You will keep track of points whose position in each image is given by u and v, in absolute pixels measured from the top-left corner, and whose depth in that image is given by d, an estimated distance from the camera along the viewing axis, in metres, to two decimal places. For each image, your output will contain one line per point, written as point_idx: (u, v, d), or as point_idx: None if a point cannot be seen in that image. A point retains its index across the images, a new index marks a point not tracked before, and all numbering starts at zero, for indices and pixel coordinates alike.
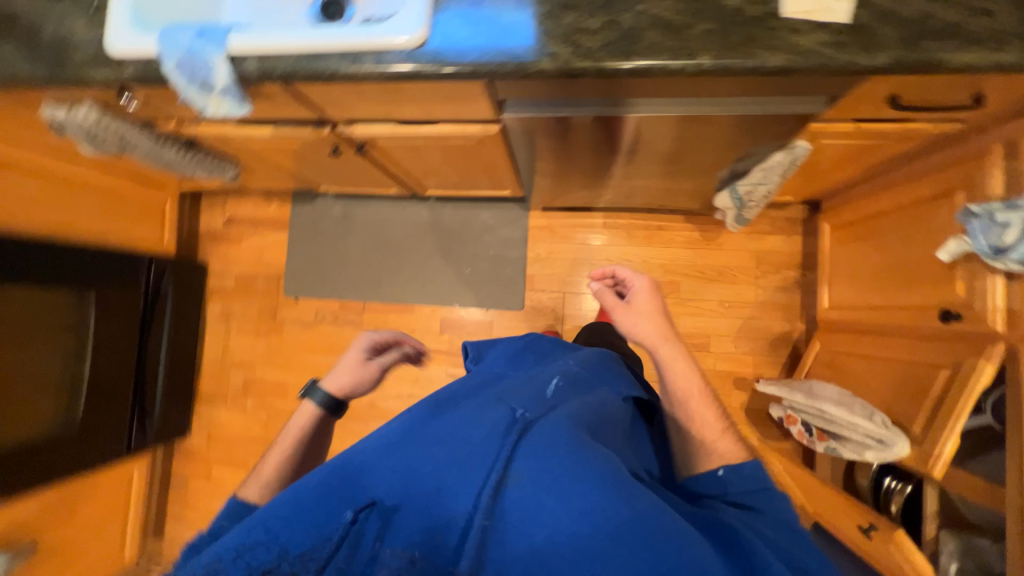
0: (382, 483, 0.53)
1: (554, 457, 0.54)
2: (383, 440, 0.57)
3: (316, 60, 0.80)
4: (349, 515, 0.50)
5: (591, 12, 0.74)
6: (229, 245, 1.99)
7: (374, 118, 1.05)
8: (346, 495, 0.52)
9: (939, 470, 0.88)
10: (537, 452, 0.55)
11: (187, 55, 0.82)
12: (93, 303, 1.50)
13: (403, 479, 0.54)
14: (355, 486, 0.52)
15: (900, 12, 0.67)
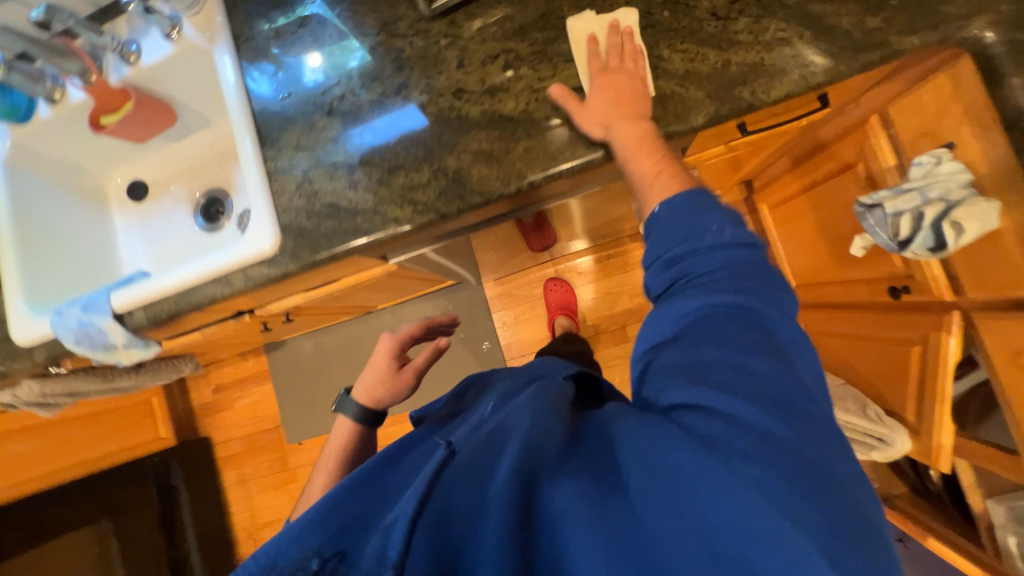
0: (349, 532, 0.51)
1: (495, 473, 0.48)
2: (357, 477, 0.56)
3: (194, 293, 0.84)
4: (315, 563, 0.47)
5: (415, 165, 0.74)
6: (224, 412, 2.03)
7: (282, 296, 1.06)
8: (308, 551, 0.49)
9: (947, 463, 0.83)
10: (475, 466, 0.50)
11: (81, 328, 0.86)
12: (112, 531, 1.54)
13: (358, 517, 0.53)
14: (318, 535, 0.50)
15: (699, 70, 0.65)
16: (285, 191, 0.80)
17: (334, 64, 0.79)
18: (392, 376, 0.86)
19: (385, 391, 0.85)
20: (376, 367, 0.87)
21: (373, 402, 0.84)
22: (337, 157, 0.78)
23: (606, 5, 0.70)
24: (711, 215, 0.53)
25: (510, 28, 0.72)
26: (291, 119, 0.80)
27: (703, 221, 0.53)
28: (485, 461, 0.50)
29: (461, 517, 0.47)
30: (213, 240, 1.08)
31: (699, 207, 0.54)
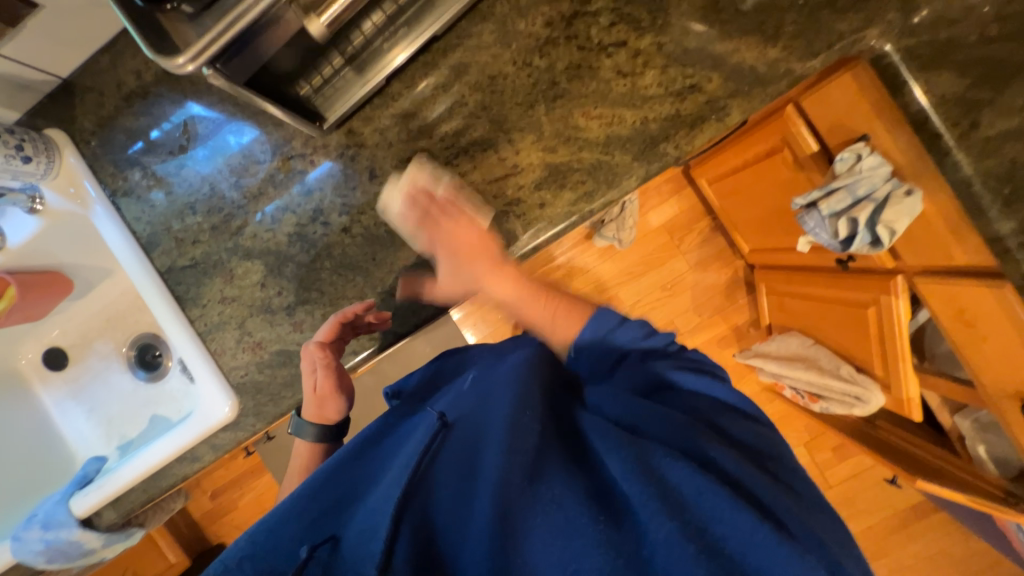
0: (348, 517, 0.47)
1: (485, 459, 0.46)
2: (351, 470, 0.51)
3: (164, 476, 0.77)
4: (303, 551, 0.43)
5: (330, 282, 0.70)
6: None
7: None
8: (301, 533, 0.45)
9: (916, 410, 0.95)
10: (471, 452, 0.49)
11: (48, 548, 0.77)
12: None
13: (347, 496, 0.49)
14: (317, 518, 0.46)
15: (620, 133, 0.63)
16: (226, 349, 0.73)
17: (233, 201, 0.72)
18: (325, 389, 0.65)
19: (330, 402, 0.66)
20: (308, 389, 0.66)
21: (322, 418, 0.66)
22: (270, 301, 0.72)
23: (507, 82, 0.65)
24: None
25: (417, 124, 0.67)
26: (203, 271, 0.73)
27: None
28: (476, 447, 0.49)
29: (445, 505, 0.46)
30: (161, 390, 0.99)
31: None
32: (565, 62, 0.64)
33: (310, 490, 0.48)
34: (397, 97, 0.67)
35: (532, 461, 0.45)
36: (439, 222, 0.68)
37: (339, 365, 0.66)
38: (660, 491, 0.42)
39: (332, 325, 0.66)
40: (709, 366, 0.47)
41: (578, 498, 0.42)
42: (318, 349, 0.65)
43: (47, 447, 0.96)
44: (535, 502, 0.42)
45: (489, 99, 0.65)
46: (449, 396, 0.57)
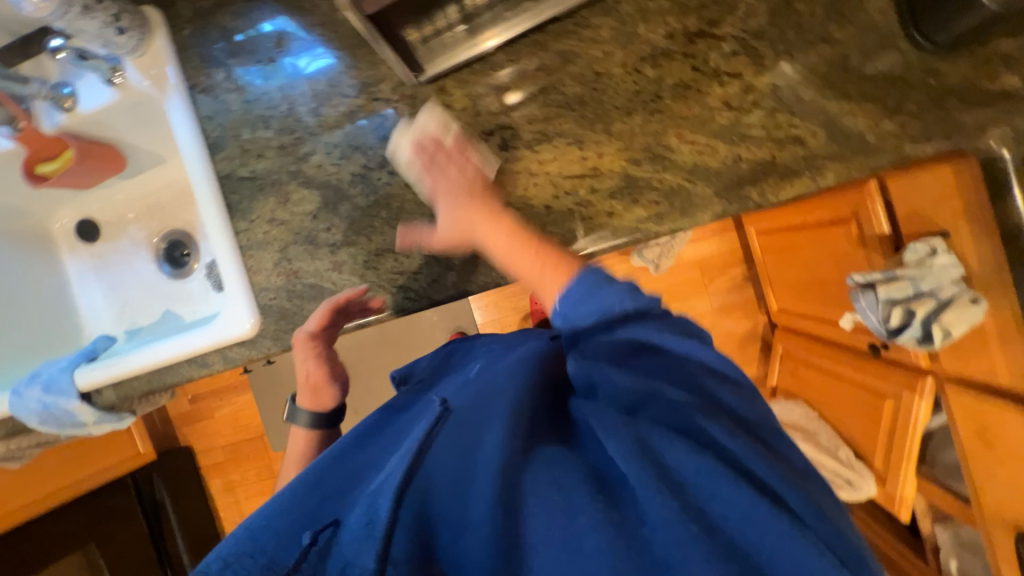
0: (347, 502, 0.48)
1: (493, 439, 0.47)
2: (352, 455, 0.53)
3: (171, 373, 0.78)
4: (305, 538, 0.45)
5: (377, 232, 0.70)
6: (203, 423, 1.98)
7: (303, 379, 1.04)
8: (300, 521, 0.46)
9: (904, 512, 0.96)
10: (475, 428, 0.49)
11: (43, 409, 0.78)
12: (101, 555, 1.55)
13: (348, 479, 0.51)
14: (316, 506, 0.48)
15: (709, 165, 0.62)
16: (262, 268, 0.73)
17: (308, 127, 0.71)
18: (317, 380, 0.79)
19: (323, 392, 0.81)
20: (302, 377, 0.79)
21: (319, 406, 0.82)
22: (318, 234, 0.71)
23: (611, 82, 0.63)
24: (612, 295, 0.48)
25: (508, 102, 0.66)
26: (260, 187, 0.72)
27: (607, 302, 0.48)
28: (484, 424, 0.49)
29: (451, 482, 0.46)
30: (182, 290, 1.00)
31: (593, 296, 0.48)
32: (676, 78, 0.62)
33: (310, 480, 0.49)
34: (497, 68, 0.66)
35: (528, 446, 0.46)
36: (498, 206, 0.67)
37: (326, 354, 0.76)
38: (644, 472, 0.41)
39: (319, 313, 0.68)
40: (645, 360, 0.47)
41: (566, 490, 0.43)
42: (307, 342, 0.72)
43: (59, 313, 0.97)
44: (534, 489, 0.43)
45: (588, 95, 0.64)
46: (454, 384, 0.58)
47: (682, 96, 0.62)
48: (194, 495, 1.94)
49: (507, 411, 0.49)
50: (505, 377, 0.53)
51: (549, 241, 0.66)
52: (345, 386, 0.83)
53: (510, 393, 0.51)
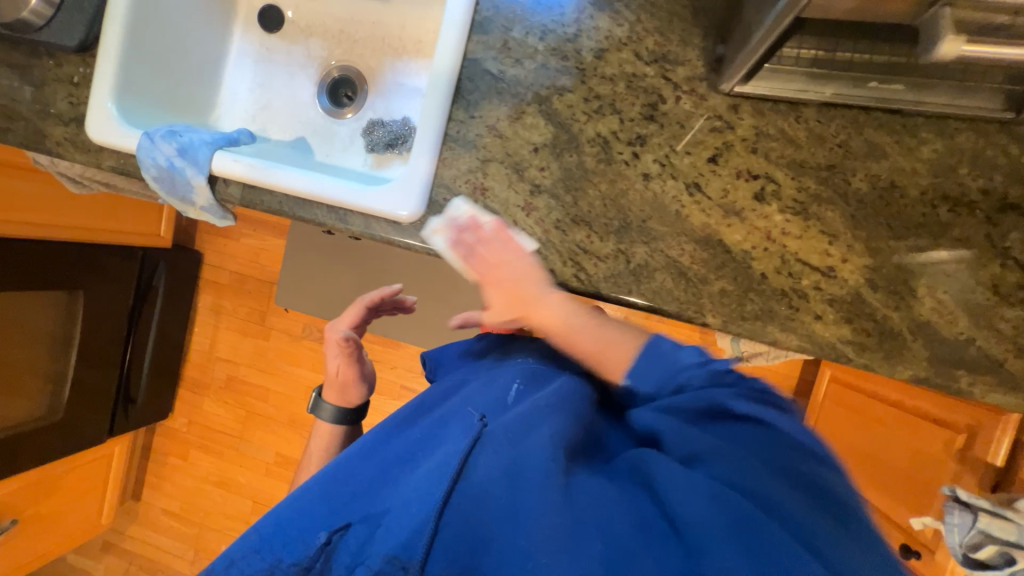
0: (363, 506, 0.55)
1: (523, 460, 0.54)
2: (380, 459, 0.62)
3: (304, 208, 0.74)
4: (322, 537, 0.52)
5: (587, 200, 0.66)
6: (227, 241, 1.94)
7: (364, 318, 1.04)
8: (323, 518, 0.55)
9: None
10: (508, 452, 0.55)
11: (166, 170, 0.75)
12: (82, 305, 1.52)
13: (368, 482, 0.59)
14: (339, 505, 0.56)
15: (939, 330, 0.59)
16: (454, 167, 0.69)
17: (582, 64, 0.65)
18: (341, 375, 0.96)
19: (350, 388, 0.97)
20: (334, 375, 0.97)
21: (343, 402, 0.96)
22: (528, 168, 0.67)
23: (900, 200, 0.59)
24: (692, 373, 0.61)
25: (790, 157, 0.61)
26: (499, 91, 0.67)
27: (658, 375, 0.61)
28: (510, 450, 0.55)
29: (475, 504, 0.52)
30: (330, 128, 0.95)
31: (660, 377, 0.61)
32: (963, 235, 0.58)
33: (338, 482, 0.59)
34: (802, 119, 0.60)
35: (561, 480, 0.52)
36: (717, 247, 0.63)
37: (355, 352, 0.97)
38: (706, 509, 0.47)
39: (353, 312, 1.01)
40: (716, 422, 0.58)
41: (612, 516, 0.50)
42: (342, 339, 0.95)
43: (205, 82, 0.93)
44: (572, 515, 0.49)
45: (870, 198, 0.60)
46: (489, 396, 0.66)
47: (962, 253, 0.58)
48: (183, 299, 1.91)
49: (538, 452, 0.54)
50: (532, 406, 0.60)
51: (742, 307, 0.63)
52: (368, 383, 0.99)
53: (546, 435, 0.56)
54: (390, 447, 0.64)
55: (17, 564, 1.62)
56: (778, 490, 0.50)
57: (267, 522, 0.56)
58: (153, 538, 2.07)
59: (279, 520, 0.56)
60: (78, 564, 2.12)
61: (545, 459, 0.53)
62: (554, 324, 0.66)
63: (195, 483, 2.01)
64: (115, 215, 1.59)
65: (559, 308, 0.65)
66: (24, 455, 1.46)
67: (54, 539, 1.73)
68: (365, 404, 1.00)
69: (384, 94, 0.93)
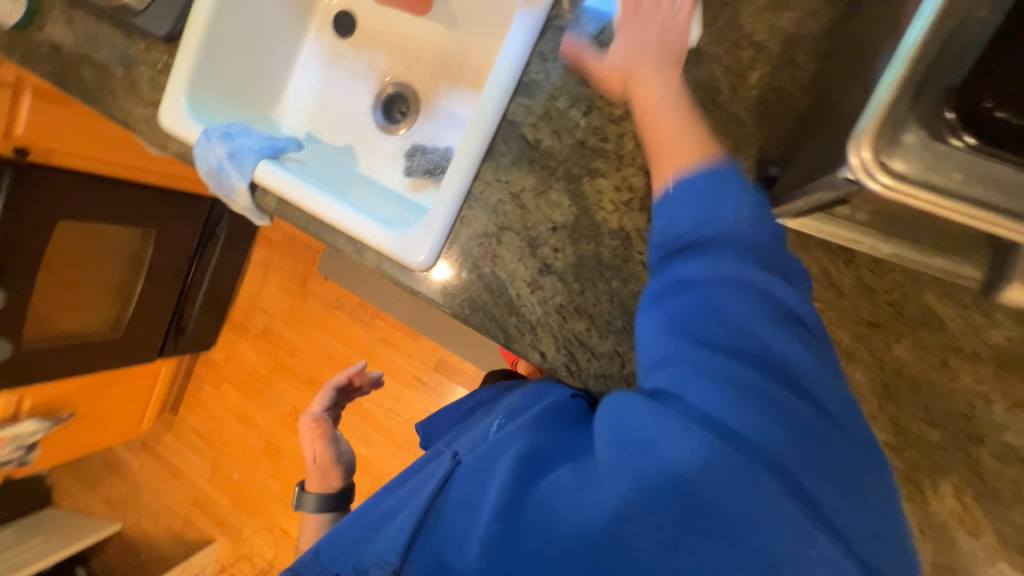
0: (356, 560, 0.54)
1: (486, 481, 0.51)
2: (378, 506, 0.61)
3: (328, 232, 0.76)
4: None
5: (595, 292, 0.63)
6: None
7: (326, 399, 1.19)
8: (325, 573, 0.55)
9: None
10: (471, 478, 0.53)
11: (216, 169, 0.80)
12: (153, 241, 1.68)
13: (355, 540, 0.57)
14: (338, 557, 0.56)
15: (957, 536, 0.51)
16: (471, 227, 0.68)
17: (621, 150, 0.61)
18: (321, 463, 1.09)
19: (329, 475, 1.09)
20: (312, 462, 1.10)
21: (325, 489, 1.08)
22: (542, 244, 0.65)
23: (947, 382, 0.51)
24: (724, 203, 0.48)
25: (829, 302, 0.54)
26: (531, 160, 0.65)
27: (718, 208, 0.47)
28: (476, 468, 0.54)
29: (448, 536, 0.49)
30: (377, 142, 0.96)
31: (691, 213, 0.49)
32: (1014, 441, 0.50)
33: (341, 534, 0.59)
34: (852, 264, 0.53)
35: (512, 490, 0.48)
36: None
37: (328, 435, 1.11)
38: (670, 506, 0.40)
39: (324, 398, 1.19)
40: (690, 293, 0.47)
41: (567, 503, 0.45)
42: (311, 425, 1.10)
43: (274, 79, 0.97)
44: (523, 519, 0.46)
45: (912, 370, 0.52)
46: (471, 439, 0.65)
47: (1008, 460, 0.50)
48: (240, 249, 2.08)
49: (495, 474, 0.51)
50: (503, 431, 0.58)
51: None
52: (346, 468, 1.11)
53: (513, 444, 0.54)
54: (386, 495, 0.64)
55: (69, 449, 1.88)
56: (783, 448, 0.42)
57: None
58: (181, 450, 2.33)
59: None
60: (121, 454, 2.45)
61: (500, 471, 0.50)
62: (651, 92, 0.55)
63: (222, 413, 2.22)
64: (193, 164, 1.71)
65: (664, 91, 0.54)
66: (87, 361, 1.67)
67: (101, 434, 1.98)
68: (348, 488, 1.11)
69: (434, 120, 0.93)
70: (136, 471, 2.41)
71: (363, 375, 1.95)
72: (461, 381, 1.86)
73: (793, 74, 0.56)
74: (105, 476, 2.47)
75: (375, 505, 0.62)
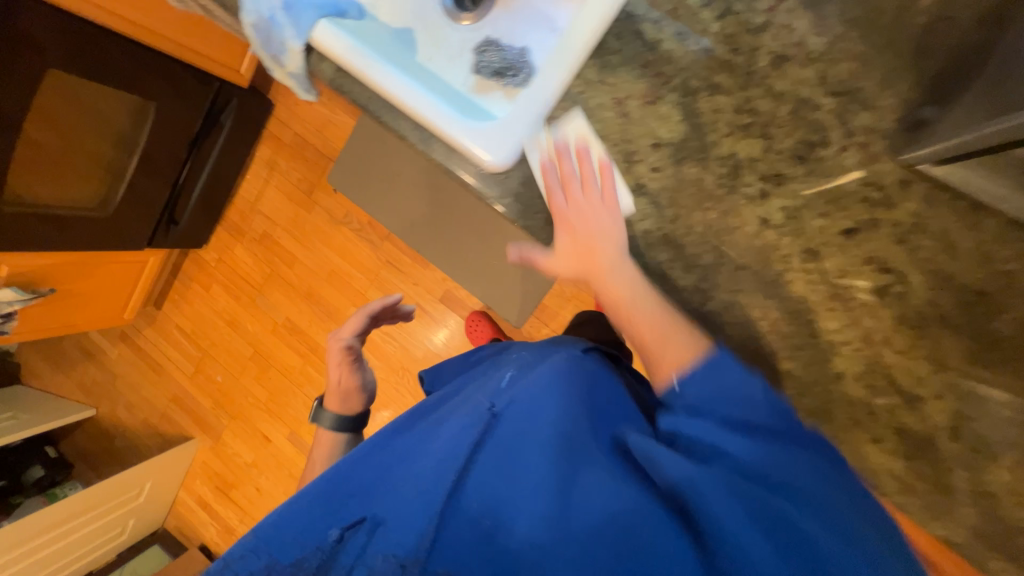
0: (374, 504, 0.62)
1: (525, 460, 0.58)
2: (386, 452, 0.70)
3: (390, 114, 0.68)
4: (339, 532, 0.61)
5: (687, 222, 0.58)
6: (299, 100, 1.90)
7: (363, 319, 1.12)
8: (336, 514, 0.63)
9: None
10: (506, 447, 0.60)
11: (265, 20, 0.68)
12: (152, 115, 1.52)
13: (370, 484, 0.65)
14: (348, 500, 0.64)
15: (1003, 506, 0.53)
16: (561, 130, 0.61)
17: (752, 64, 0.54)
18: (345, 386, 1.10)
19: (351, 396, 1.11)
20: (334, 383, 1.10)
21: (344, 410, 1.10)
22: (638, 161, 0.59)
23: None
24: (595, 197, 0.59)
25: (939, 265, 0.52)
26: (646, 63, 0.57)
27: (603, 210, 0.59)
28: (509, 450, 0.60)
29: (485, 494, 0.57)
30: (441, 31, 0.86)
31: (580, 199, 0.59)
32: None
33: (350, 472, 0.67)
34: (974, 228, 0.51)
35: (557, 475, 0.56)
36: (805, 325, 0.56)
37: (354, 363, 1.11)
38: (732, 518, 0.45)
39: (356, 322, 1.11)
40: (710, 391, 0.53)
41: (608, 496, 0.53)
42: (341, 350, 1.09)
43: None
44: (563, 507, 0.54)
45: (1004, 343, 0.51)
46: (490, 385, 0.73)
47: None
48: (243, 143, 1.92)
49: (540, 434, 0.60)
50: (530, 390, 0.66)
51: (797, 397, 0.57)
52: (368, 392, 1.13)
53: (545, 418, 0.61)
54: (389, 442, 0.72)
55: (45, 328, 1.79)
56: (798, 474, 0.50)
57: (272, 519, 0.64)
58: (163, 347, 2.27)
59: (297, 515, 0.63)
60: (97, 341, 2.37)
61: (544, 458, 0.57)
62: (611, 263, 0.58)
63: (210, 315, 2.15)
64: (204, 36, 1.54)
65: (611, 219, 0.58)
66: (71, 237, 1.55)
67: (79, 318, 1.88)
68: (365, 410, 1.13)
69: (511, 13, 0.83)
70: (112, 361, 2.35)
71: (364, 297, 1.90)
72: (464, 316, 1.84)
73: (970, 5, 0.50)
74: (79, 362, 2.41)
75: (386, 451, 0.70)
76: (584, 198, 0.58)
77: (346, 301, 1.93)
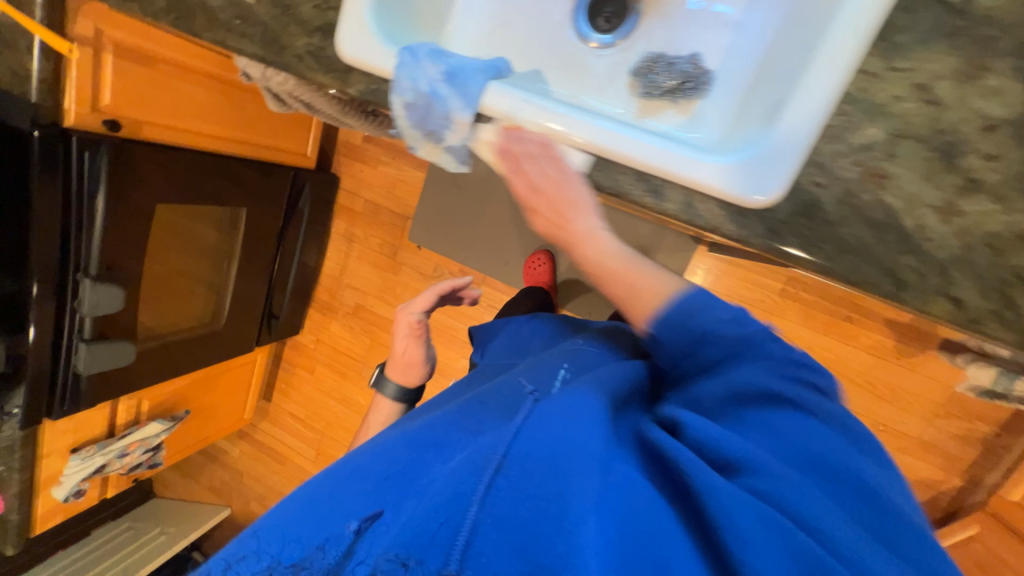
0: (378, 499, 0.47)
1: (578, 441, 0.46)
2: (399, 442, 0.56)
3: (601, 172, 0.59)
4: (333, 529, 0.44)
5: None
6: (363, 166, 1.88)
7: (437, 292, 1.05)
8: (328, 512, 0.47)
9: None
10: (560, 428, 0.47)
11: (425, 96, 0.61)
12: (242, 220, 1.51)
13: (381, 478, 0.50)
14: (347, 499, 0.47)
15: None
16: (846, 142, 0.51)
17: None
18: (410, 358, 1.02)
19: (414, 370, 1.03)
20: (399, 355, 1.02)
21: (404, 381, 1.02)
22: (966, 149, 0.49)
23: None
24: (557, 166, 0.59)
25: None
26: (955, 31, 0.49)
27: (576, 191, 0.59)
28: (566, 429, 0.47)
29: (537, 484, 0.41)
30: (584, 62, 0.77)
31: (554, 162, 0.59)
32: None
33: (358, 469, 0.52)
34: None
35: (620, 467, 0.45)
36: None
37: (422, 337, 1.02)
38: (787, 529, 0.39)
39: (428, 297, 1.04)
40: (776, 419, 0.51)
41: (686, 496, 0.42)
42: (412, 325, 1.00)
43: None
44: (630, 512, 0.41)
45: None
46: (534, 375, 0.63)
47: None
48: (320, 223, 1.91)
49: (596, 434, 0.47)
50: (580, 385, 0.56)
51: None
52: (430, 371, 1.05)
53: (597, 410, 0.51)
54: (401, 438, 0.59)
55: (183, 448, 1.82)
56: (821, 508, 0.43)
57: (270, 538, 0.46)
58: (281, 436, 2.29)
59: (295, 517, 0.48)
60: (217, 443, 2.43)
61: (606, 443, 0.46)
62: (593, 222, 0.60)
63: (320, 396, 2.15)
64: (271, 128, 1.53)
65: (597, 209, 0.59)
66: (195, 356, 1.56)
67: (206, 430, 1.91)
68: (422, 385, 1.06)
69: (667, 19, 0.74)
70: (235, 459, 2.40)
71: None
72: None
73: None
74: (206, 466, 2.48)
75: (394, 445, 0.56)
76: (541, 174, 0.59)
77: (456, 354, 1.87)
